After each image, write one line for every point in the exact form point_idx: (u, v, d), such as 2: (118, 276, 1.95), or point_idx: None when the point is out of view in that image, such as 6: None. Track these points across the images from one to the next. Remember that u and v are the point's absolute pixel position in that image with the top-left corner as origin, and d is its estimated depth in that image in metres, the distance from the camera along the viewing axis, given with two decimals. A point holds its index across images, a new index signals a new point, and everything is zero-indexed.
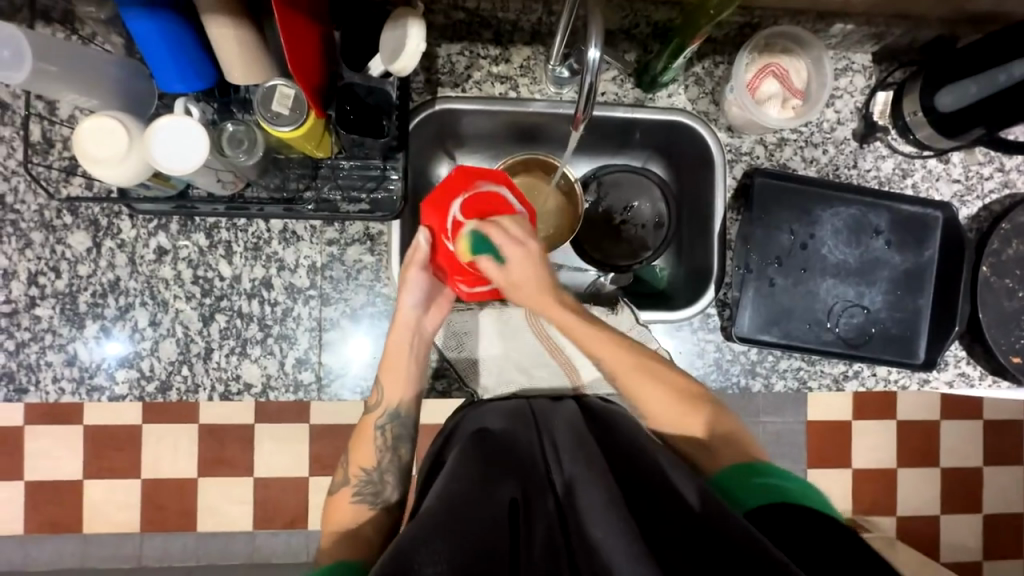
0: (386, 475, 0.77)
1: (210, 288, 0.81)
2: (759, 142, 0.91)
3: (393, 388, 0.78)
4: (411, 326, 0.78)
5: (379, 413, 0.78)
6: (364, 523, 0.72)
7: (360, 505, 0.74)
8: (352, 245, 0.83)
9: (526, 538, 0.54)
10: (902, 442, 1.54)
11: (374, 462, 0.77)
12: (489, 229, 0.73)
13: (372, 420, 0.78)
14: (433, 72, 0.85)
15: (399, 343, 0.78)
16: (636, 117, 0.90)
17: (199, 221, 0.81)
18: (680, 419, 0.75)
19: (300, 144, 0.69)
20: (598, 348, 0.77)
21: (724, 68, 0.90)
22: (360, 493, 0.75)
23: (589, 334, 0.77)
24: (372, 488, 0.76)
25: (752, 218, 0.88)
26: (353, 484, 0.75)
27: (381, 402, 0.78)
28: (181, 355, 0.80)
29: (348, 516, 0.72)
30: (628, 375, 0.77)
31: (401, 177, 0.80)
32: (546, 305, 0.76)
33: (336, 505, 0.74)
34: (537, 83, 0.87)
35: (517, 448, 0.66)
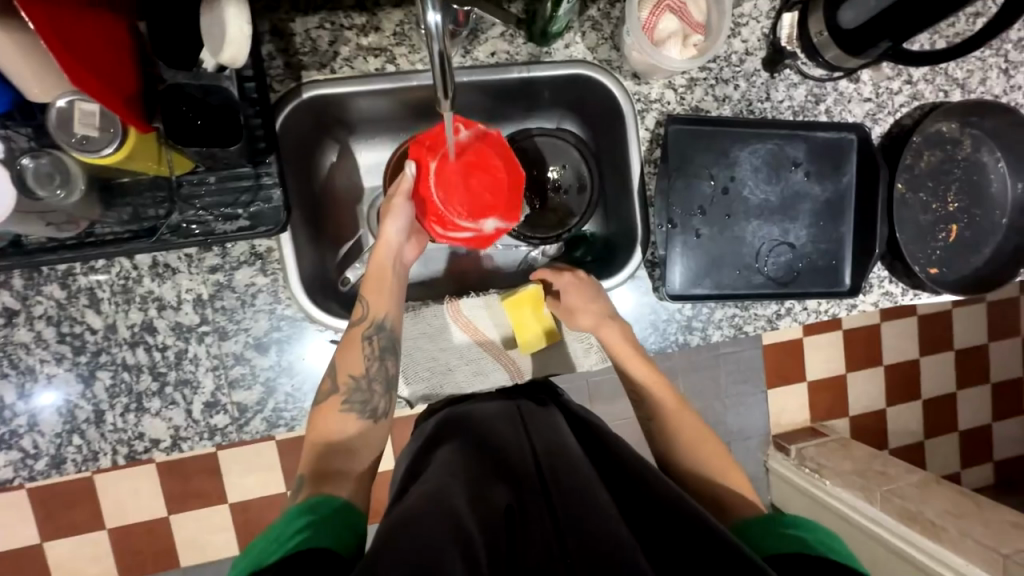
0: (375, 384, 0.68)
1: (82, 345, 0.70)
2: (668, 87, 0.85)
3: (381, 300, 0.71)
4: (397, 247, 0.73)
5: (366, 324, 0.69)
6: (353, 436, 0.65)
7: (349, 415, 0.66)
8: (242, 268, 0.74)
9: (522, 544, 0.48)
10: (848, 352, 1.63)
11: (363, 369, 0.68)
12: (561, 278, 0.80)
13: (360, 332, 0.69)
14: (292, 54, 0.73)
15: (380, 264, 0.72)
16: (535, 76, 0.82)
17: (47, 270, 0.69)
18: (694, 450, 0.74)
19: (133, 166, 0.59)
20: (632, 366, 0.80)
21: (620, 8, 0.82)
22: (349, 401, 0.67)
23: (625, 351, 0.80)
24: (361, 396, 0.67)
25: (669, 170, 0.84)
26: (343, 393, 0.67)
27: (368, 315, 0.70)
28: (68, 424, 0.71)
29: (336, 429, 0.65)
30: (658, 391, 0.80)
31: (279, 184, 0.71)
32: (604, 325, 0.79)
33: (323, 415, 0.66)
34: (417, 51, 0.76)
35: (508, 454, 0.62)
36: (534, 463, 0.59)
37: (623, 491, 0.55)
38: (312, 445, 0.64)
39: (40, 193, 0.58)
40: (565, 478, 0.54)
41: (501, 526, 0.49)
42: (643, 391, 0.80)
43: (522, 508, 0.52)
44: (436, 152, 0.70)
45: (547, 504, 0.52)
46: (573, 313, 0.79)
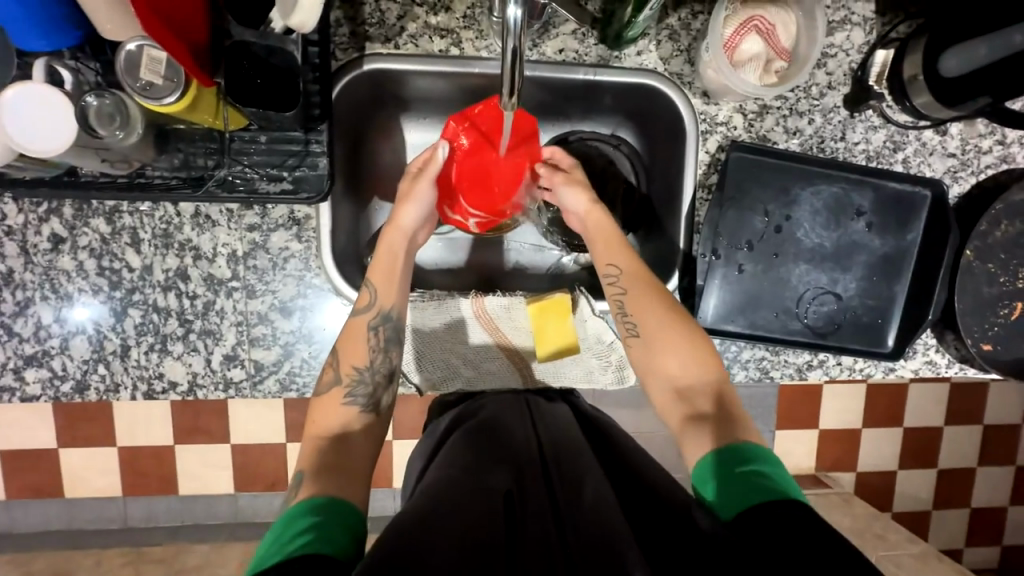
0: (377, 377, 0.68)
1: (119, 281, 0.72)
2: (738, 111, 0.80)
3: (389, 290, 0.71)
4: (410, 233, 0.73)
5: (372, 313, 0.69)
6: (353, 430, 0.65)
7: (351, 408, 0.66)
8: (278, 231, 0.74)
9: (520, 529, 0.48)
10: (868, 404, 1.42)
11: (366, 361, 0.68)
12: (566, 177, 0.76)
13: (364, 324, 0.69)
14: (359, 23, 0.72)
15: (392, 246, 0.72)
16: (600, 79, 0.79)
17: (96, 204, 0.71)
18: (675, 355, 0.69)
19: (191, 118, 0.59)
20: (613, 257, 0.73)
21: (702, 21, 0.77)
22: (351, 394, 0.67)
23: (603, 229, 0.75)
24: (364, 390, 0.67)
25: (722, 200, 0.80)
26: (345, 385, 0.67)
27: (375, 303, 0.69)
28: (96, 354, 0.74)
29: (335, 422, 0.65)
30: (641, 300, 0.71)
31: (326, 154, 0.70)
32: (611, 243, 0.74)
33: (322, 406, 0.66)
34: (484, 38, 0.74)
35: (513, 443, 0.62)
36: (539, 460, 0.59)
37: (623, 484, 0.54)
38: (313, 436, 0.64)
39: (101, 133, 0.59)
40: (570, 481, 0.54)
41: (500, 513, 0.49)
42: (627, 297, 0.72)
43: (523, 499, 0.52)
44: (471, 139, 0.72)
45: (550, 501, 0.52)
46: (578, 184, 0.76)
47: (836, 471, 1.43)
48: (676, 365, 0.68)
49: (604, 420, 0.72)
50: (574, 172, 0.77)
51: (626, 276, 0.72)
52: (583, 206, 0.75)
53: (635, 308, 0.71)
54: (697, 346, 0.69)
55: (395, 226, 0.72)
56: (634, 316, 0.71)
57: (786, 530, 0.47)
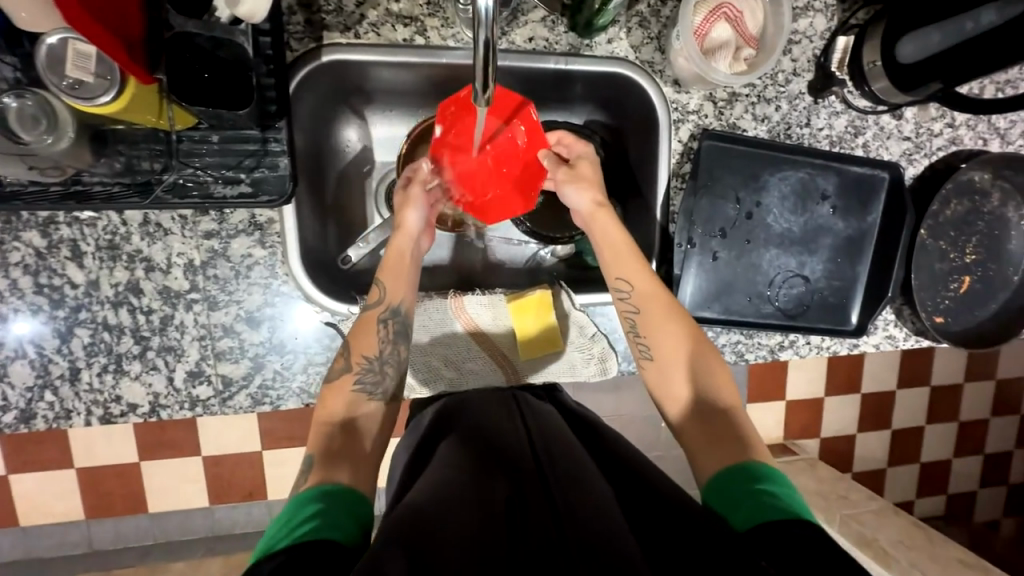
0: (387, 366, 0.66)
1: (61, 299, 0.66)
2: (708, 99, 0.81)
3: (397, 284, 0.69)
4: (418, 233, 0.72)
5: (383, 308, 0.67)
6: (362, 414, 0.63)
7: (360, 395, 0.64)
8: (239, 236, 0.69)
9: (523, 534, 0.47)
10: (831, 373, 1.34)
11: (376, 351, 0.66)
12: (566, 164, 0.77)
13: (375, 316, 0.68)
14: (314, 11, 0.67)
15: (399, 246, 0.70)
16: (572, 68, 0.77)
17: (27, 215, 0.64)
18: (690, 372, 0.69)
19: (131, 118, 0.54)
20: (622, 271, 0.73)
21: (671, 7, 0.77)
22: (361, 382, 0.64)
23: (614, 240, 0.74)
24: (373, 379, 0.65)
25: (696, 188, 0.80)
26: (357, 371, 0.64)
27: (385, 298, 0.68)
28: (41, 379, 0.68)
29: (345, 407, 0.62)
30: (654, 320, 0.72)
31: (287, 153, 0.66)
32: (624, 254, 0.73)
33: (333, 392, 0.63)
34: (450, 25, 0.71)
35: (507, 443, 0.61)
36: (533, 457, 0.58)
37: (619, 481, 0.55)
38: (321, 421, 0.61)
39: (26, 138, 0.53)
40: (565, 471, 0.53)
41: (501, 516, 0.49)
42: (638, 314, 0.72)
43: (523, 500, 0.51)
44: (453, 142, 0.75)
45: (547, 499, 0.52)
46: (580, 181, 0.75)
47: (803, 440, 1.35)
48: (688, 386, 0.68)
49: (594, 417, 0.71)
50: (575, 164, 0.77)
51: (638, 294, 0.72)
52: (586, 206, 0.75)
53: (648, 327, 0.72)
54: (711, 360, 0.69)
55: (402, 229, 0.71)
56: (647, 338, 0.72)
57: (798, 551, 0.47)
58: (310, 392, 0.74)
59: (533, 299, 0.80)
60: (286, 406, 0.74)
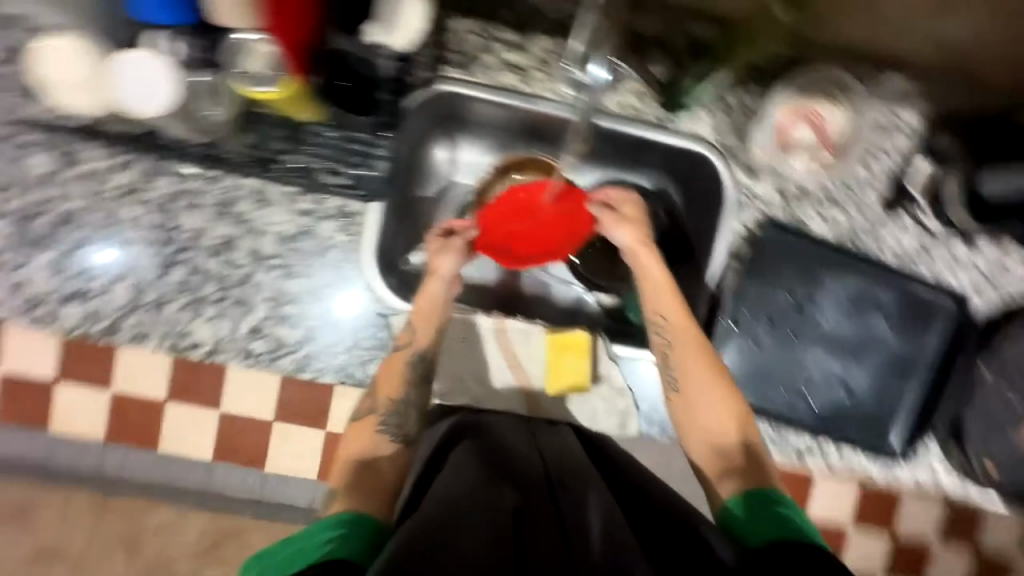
0: (411, 409, 0.68)
1: (171, 238, 0.77)
2: (779, 191, 0.84)
3: (427, 332, 0.72)
4: (454, 278, 0.74)
5: (410, 351, 0.71)
6: (381, 456, 0.64)
7: (383, 435, 0.66)
8: (326, 220, 0.78)
9: (529, 550, 0.48)
10: None
11: (400, 394, 0.69)
12: (614, 233, 0.76)
13: (402, 357, 0.71)
14: (441, 48, 0.79)
15: (434, 291, 0.73)
16: (654, 139, 0.82)
17: (170, 166, 0.76)
18: (718, 413, 0.68)
19: (281, 105, 0.66)
20: (657, 303, 0.73)
21: (757, 100, 0.81)
22: (384, 423, 0.67)
23: (652, 274, 0.74)
24: (396, 419, 0.67)
25: (751, 272, 0.83)
26: (380, 414, 0.67)
27: (414, 342, 0.71)
28: (133, 302, 0.78)
29: (367, 446, 0.65)
30: (687, 350, 0.70)
31: (389, 158, 0.77)
32: (664, 293, 0.73)
33: (359, 429, 0.66)
34: (551, 80, 0.80)
35: (518, 458, 0.62)
36: (543, 476, 0.59)
37: (635, 513, 0.57)
38: (345, 458, 0.65)
39: (201, 106, 0.67)
40: (577, 506, 0.53)
41: (508, 529, 0.48)
42: (671, 348, 0.71)
43: (531, 518, 0.51)
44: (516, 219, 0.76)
45: (556, 517, 0.52)
46: (623, 221, 0.76)
47: None
48: (712, 418, 0.68)
49: (608, 444, 0.73)
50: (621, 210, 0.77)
51: (672, 327, 0.71)
52: (629, 242, 0.75)
53: (682, 365, 0.70)
54: (730, 402, 0.68)
55: (436, 274, 0.74)
56: (678, 371, 0.70)
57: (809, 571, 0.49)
58: (348, 371, 0.81)
59: (580, 335, 0.83)
60: (322, 377, 0.80)
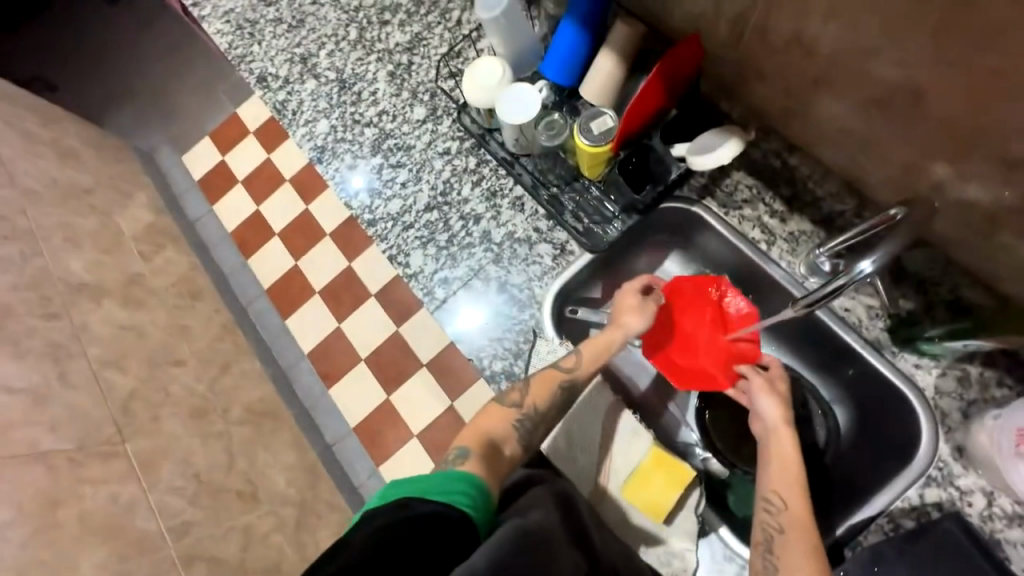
0: (529, 419, 0.76)
1: (448, 193, 1.04)
2: (983, 492, 0.71)
3: (592, 363, 0.81)
4: (629, 335, 0.84)
5: (568, 374, 0.80)
6: (505, 444, 0.74)
7: (511, 429, 0.75)
8: (546, 243, 0.96)
9: None
10: None
11: (535, 405, 0.78)
12: (765, 399, 0.80)
13: (555, 377, 0.80)
14: (715, 183, 0.91)
15: (611, 338, 0.84)
16: (863, 355, 0.80)
17: (481, 153, 1.04)
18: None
19: (587, 159, 0.87)
20: (780, 486, 0.70)
21: (1005, 393, 0.73)
22: (519, 421, 0.76)
23: (784, 460, 0.73)
24: (528, 423, 0.76)
25: (906, 551, 0.68)
26: (520, 413, 0.76)
27: (577, 369, 0.81)
28: (395, 215, 1.04)
29: (498, 428, 0.74)
30: (795, 545, 0.64)
31: (620, 231, 0.93)
32: (790, 476, 0.71)
33: (493, 412, 0.76)
34: (792, 254, 0.86)
35: (584, 542, 0.68)
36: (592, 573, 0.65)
37: None
38: (479, 428, 0.75)
39: (542, 133, 0.91)
40: None
41: None
42: (781, 535, 0.66)
43: None
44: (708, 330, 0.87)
45: None
46: (777, 396, 0.80)
47: None
48: None
49: None
50: (778, 386, 0.82)
51: (789, 515, 0.67)
52: (774, 417, 0.78)
53: (786, 553, 0.64)
54: None
55: (619, 326, 0.85)
56: (779, 563, 0.64)
57: None
58: (480, 353, 0.94)
59: (686, 470, 0.80)
60: (461, 344, 0.95)
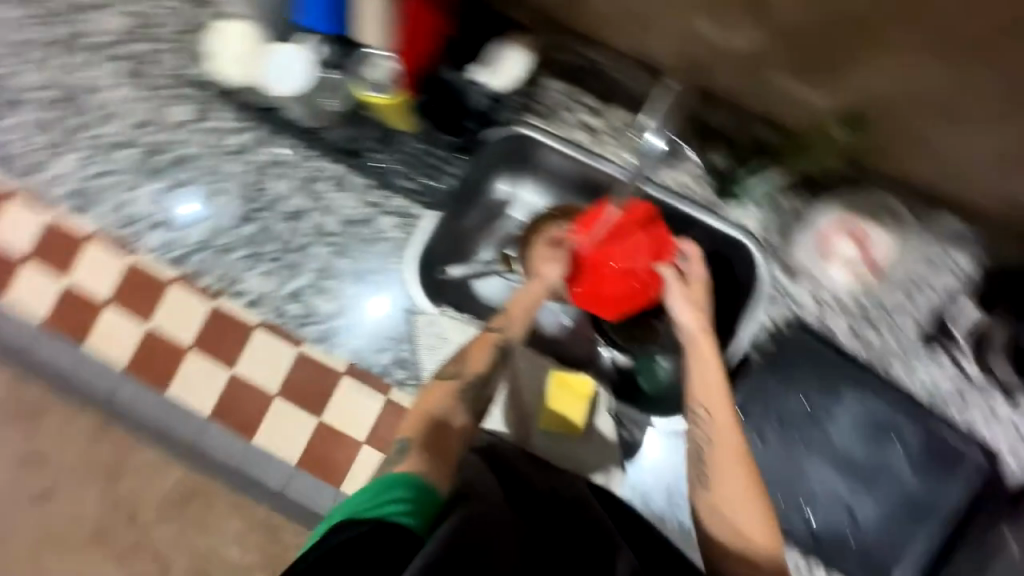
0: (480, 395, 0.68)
1: (256, 197, 0.88)
2: (812, 296, 0.84)
3: (521, 328, 0.72)
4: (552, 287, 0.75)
5: (504, 337, 0.71)
6: (455, 418, 0.65)
7: (458, 402, 0.66)
8: (387, 216, 0.87)
9: None
10: None
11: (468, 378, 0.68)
12: (680, 307, 0.71)
13: (490, 342, 0.71)
14: (530, 98, 0.87)
15: (534, 295, 0.74)
16: (698, 216, 0.83)
17: (277, 138, 0.89)
18: (748, 522, 0.62)
19: (386, 112, 0.80)
20: (705, 397, 0.66)
21: (806, 207, 0.83)
22: (464, 392, 0.67)
23: (707, 369, 0.67)
24: (471, 395, 0.67)
25: (771, 366, 0.83)
26: (463, 379, 0.67)
27: (507, 331, 0.71)
28: (206, 242, 0.88)
29: (440, 406, 0.65)
30: (724, 452, 0.64)
31: (456, 176, 0.87)
32: (714, 385, 0.67)
33: (435, 393, 0.67)
34: (618, 146, 0.88)
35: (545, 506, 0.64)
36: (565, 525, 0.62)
37: None
38: (420, 411, 0.65)
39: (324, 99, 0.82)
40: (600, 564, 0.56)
41: None
42: (709, 444, 0.65)
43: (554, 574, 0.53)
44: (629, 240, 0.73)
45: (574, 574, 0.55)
46: (690, 301, 0.71)
47: None
48: (741, 522, 0.62)
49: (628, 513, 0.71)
50: (693, 283, 0.72)
51: (716, 425, 0.65)
52: (691, 325, 0.70)
53: (718, 461, 0.64)
54: (760, 511, 0.63)
55: (539, 279, 0.75)
56: (712, 470, 0.64)
57: None
58: (364, 352, 0.87)
59: (586, 380, 0.84)
60: (338, 352, 0.87)
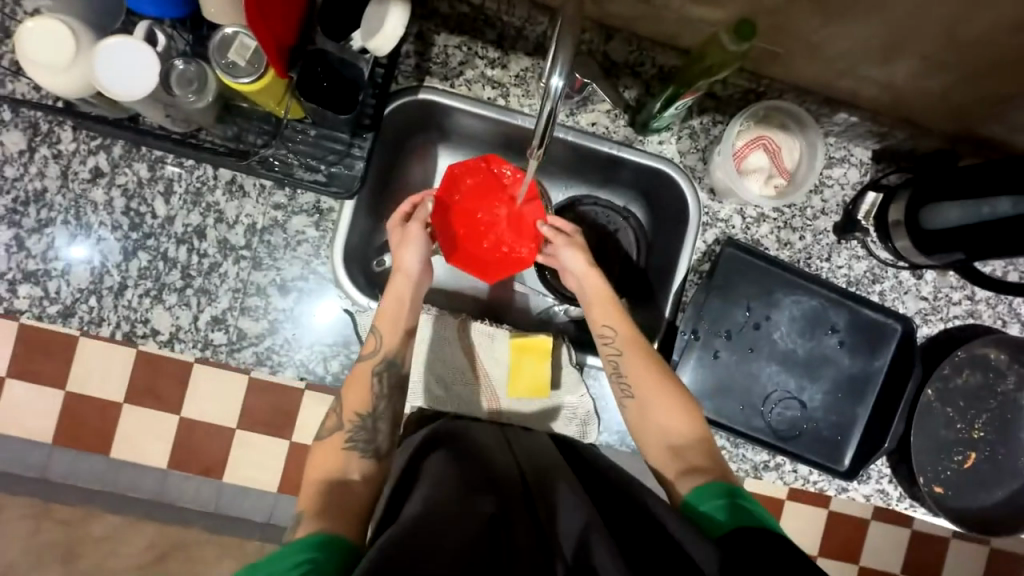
0: (379, 422, 0.69)
1: (139, 223, 0.77)
2: (738, 213, 0.88)
3: (393, 336, 0.73)
4: (416, 273, 0.76)
5: (377, 360, 0.72)
6: (350, 468, 0.65)
7: (351, 450, 0.67)
8: (297, 215, 0.79)
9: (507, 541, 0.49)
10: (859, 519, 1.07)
11: (368, 407, 0.70)
12: (563, 251, 0.80)
13: (370, 367, 0.72)
14: (424, 60, 0.81)
15: (398, 288, 0.75)
16: (622, 156, 0.86)
17: (144, 152, 0.77)
18: (667, 415, 0.72)
19: (259, 97, 0.68)
20: (607, 319, 0.77)
21: (719, 129, 0.87)
22: (352, 439, 0.68)
23: (600, 295, 0.78)
24: (364, 435, 0.68)
25: (710, 286, 0.86)
26: (346, 430, 0.68)
27: (380, 350, 0.72)
28: (92, 285, 0.76)
29: (335, 462, 0.66)
30: (634, 361, 0.74)
31: (364, 158, 0.77)
32: (609, 307, 0.78)
33: (322, 451, 0.67)
34: (528, 97, 0.84)
35: (495, 464, 0.64)
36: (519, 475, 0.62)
37: (610, 506, 0.60)
38: (313, 480, 0.65)
39: (175, 92, 0.66)
40: (549, 496, 0.56)
41: (483, 536, 0.48)
42: (621, 357, 0.75)
43: (509, 516, 0.52)
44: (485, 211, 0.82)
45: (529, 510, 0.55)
46: (576, 245, 0.80)
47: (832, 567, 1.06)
48: (663, 420, 0.72)
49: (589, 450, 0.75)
50: (574, 235, 0.82)
51: (620, 339, 0.76)
52: (579, 265, 0.80)
53: (632, 374, 0.74)
54: (678, 406, 0.73)
55: (399, 271, 0.76)
56: (629, 379, 0.74)
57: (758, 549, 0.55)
58: (309, 367, 0.80)
59: (541, 338, 0.83)
60: (282, 372, 0.79)
